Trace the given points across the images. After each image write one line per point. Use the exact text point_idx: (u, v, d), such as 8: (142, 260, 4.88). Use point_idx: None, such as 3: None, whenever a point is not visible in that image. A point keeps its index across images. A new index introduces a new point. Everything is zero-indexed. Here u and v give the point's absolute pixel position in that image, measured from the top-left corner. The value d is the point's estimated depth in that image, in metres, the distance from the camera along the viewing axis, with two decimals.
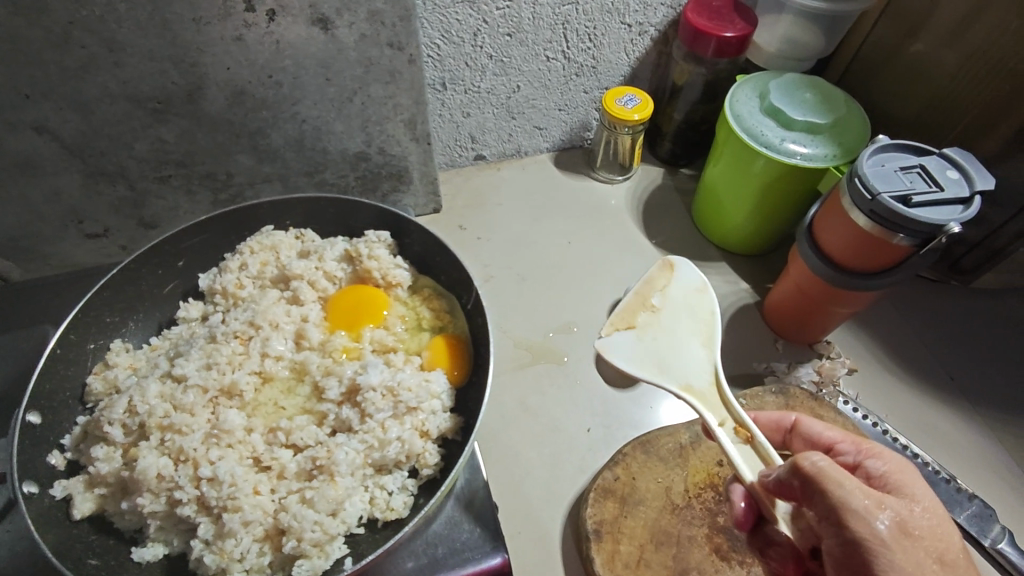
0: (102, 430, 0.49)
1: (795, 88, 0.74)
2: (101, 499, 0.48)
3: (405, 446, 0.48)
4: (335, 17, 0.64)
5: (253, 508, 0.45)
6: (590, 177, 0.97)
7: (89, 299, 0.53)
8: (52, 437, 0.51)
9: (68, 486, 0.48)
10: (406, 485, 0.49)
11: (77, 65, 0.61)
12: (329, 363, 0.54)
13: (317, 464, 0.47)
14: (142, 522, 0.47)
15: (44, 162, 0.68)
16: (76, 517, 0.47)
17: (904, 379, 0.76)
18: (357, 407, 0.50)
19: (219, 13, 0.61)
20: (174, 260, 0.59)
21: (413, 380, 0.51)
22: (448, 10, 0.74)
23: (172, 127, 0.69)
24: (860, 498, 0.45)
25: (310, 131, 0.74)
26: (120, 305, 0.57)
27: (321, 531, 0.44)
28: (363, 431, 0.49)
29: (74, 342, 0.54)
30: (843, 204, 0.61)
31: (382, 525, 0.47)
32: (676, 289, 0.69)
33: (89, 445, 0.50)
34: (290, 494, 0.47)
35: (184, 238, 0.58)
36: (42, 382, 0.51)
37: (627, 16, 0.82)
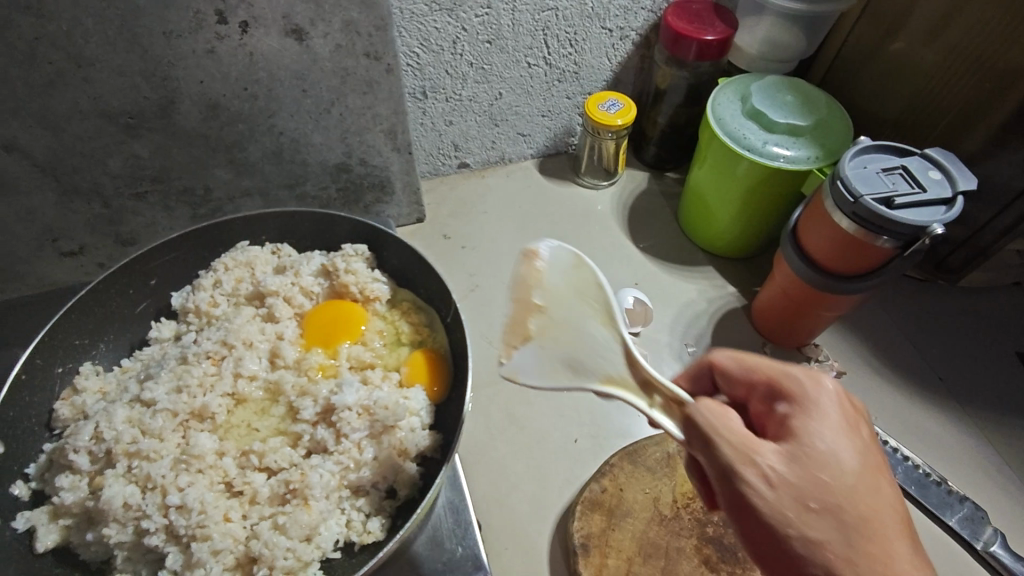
0: (68, 458, 0.47)
1: (776, 90, 0.74)
2: (66, 530, 0.47)
3: (380, 466, 0.47)
4: (309, 28, 0.64)
5: (221, 535, 0.44)
6: (576, 183, 0.97)
7: (56, 322, 0.52)
8: (16, 466, 0.50)
9: (31, 518, 0.46)
10: (383, 507, 0.48)
11: (45, 82, 0.60)
12: (304, 382, 0.53)
13: (290, 488, 0.46)
14: (109, 553, 0.46)
15: (16, 181, 0.66)
16: (39, 550, 0.46)
17: (894, 380, 0.75)
18: (332, 427, 0.49)
19: (191, 26, 0.60)
20: (146, 279, 0.57)
21: (389, 398, 0.50)
22: (426, 18, 0.74)
23: (146, 142, 0.68)
24: (745, 439, 0.42)
25: (288, 143, 0.73)
26: (87, 328, 0.55)
27: (294, 558, 0.43)
28: (338, 452, 0.48)
29: (41, 367, 0.52)
30: (826, 206, 0.60)
31: (359, 549, 0.46)
32: (553, 276, 0.53)
33: (55, 474, 0.48)
34: (263, 520, 0.46)
35: (155, 256, 0.57)
36: (9, 409, 0.50)
37: (607, 21, 0.82)
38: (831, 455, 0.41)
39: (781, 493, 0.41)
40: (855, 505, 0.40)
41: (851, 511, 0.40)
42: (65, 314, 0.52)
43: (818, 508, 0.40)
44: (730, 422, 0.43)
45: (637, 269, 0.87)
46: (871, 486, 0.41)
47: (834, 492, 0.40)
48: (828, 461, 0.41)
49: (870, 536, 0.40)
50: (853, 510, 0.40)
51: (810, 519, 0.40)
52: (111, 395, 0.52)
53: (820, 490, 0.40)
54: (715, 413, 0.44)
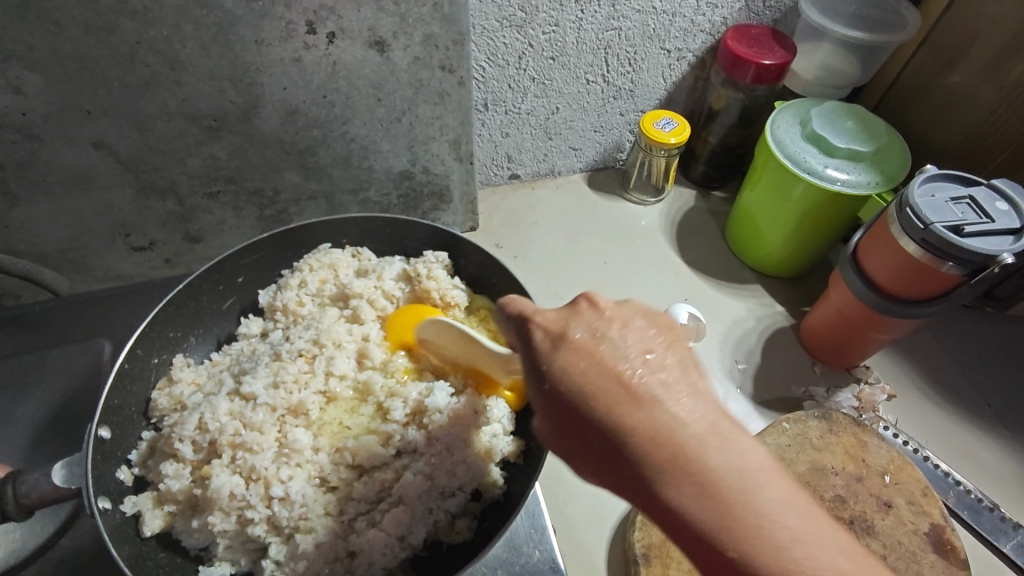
0: (172, 447, 0.51)
1: (836, 116, 0.75)
2: (170, 516, 0.50)
3: (469, 469, 0.51)
4: (391, 40, 0.66)
5: (323, 527, 0.49)
6: (623, 198, 0.98)
7: (156, 315, 0.56)
8: (119, 451, 0.52)
9: (138, 503, 0.50)
10: (469, 508, 0.53)
11: (140, 83, 0.62)
12: (392, 384, 0.57)
13: (385, 487, 0.51)
14: (210, 540, 0.50)
15: (99, 176, 0.69)
16: (146, 534, 0.49)
17: (943, 405, 0.76)
18: (423, 429, 0.53)
19: (281, 35, 0.62)
20: (234, 276, 0.62)
21: (478, 404, 0.54)
22: (496, 33, 0.75)
23: (225, 144, 0.70)
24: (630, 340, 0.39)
25: (357, 149, 0.75)
26: (182, 320, 0.59)
27: (391, 554, 0.48)
28: (430, 454, 0.52)
29: (141, 357, 0.56)
30: (892, 230, 0.62)
31: (446, 547, 0.52)
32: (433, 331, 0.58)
33: (157, 461, 0.52)
34: (358, 517, 0.50)
35: (245, 255, 0.61)
36: (114, 395, 0.53)
37: (667, 42, 0.83)
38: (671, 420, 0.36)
39: (647, 445, 0.35)
40: (727, 481, 0.34)
41: (777, 559, 0.33)
42: (163, 308, 0.56)
43: (700, 490, 0.34)
44: (575, 376, 0.38)
45: (686, 284, 0.88)
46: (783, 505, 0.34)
47: (733, 523, 0.33)
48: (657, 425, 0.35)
49: (757, 534, 0.33)
50: (729, 474, 0.34)
51: (681, 473, 0.34)
52: (205, 388, 0.56)
53: (683, 442, 0.35)
54: (580, 371, 0.38)
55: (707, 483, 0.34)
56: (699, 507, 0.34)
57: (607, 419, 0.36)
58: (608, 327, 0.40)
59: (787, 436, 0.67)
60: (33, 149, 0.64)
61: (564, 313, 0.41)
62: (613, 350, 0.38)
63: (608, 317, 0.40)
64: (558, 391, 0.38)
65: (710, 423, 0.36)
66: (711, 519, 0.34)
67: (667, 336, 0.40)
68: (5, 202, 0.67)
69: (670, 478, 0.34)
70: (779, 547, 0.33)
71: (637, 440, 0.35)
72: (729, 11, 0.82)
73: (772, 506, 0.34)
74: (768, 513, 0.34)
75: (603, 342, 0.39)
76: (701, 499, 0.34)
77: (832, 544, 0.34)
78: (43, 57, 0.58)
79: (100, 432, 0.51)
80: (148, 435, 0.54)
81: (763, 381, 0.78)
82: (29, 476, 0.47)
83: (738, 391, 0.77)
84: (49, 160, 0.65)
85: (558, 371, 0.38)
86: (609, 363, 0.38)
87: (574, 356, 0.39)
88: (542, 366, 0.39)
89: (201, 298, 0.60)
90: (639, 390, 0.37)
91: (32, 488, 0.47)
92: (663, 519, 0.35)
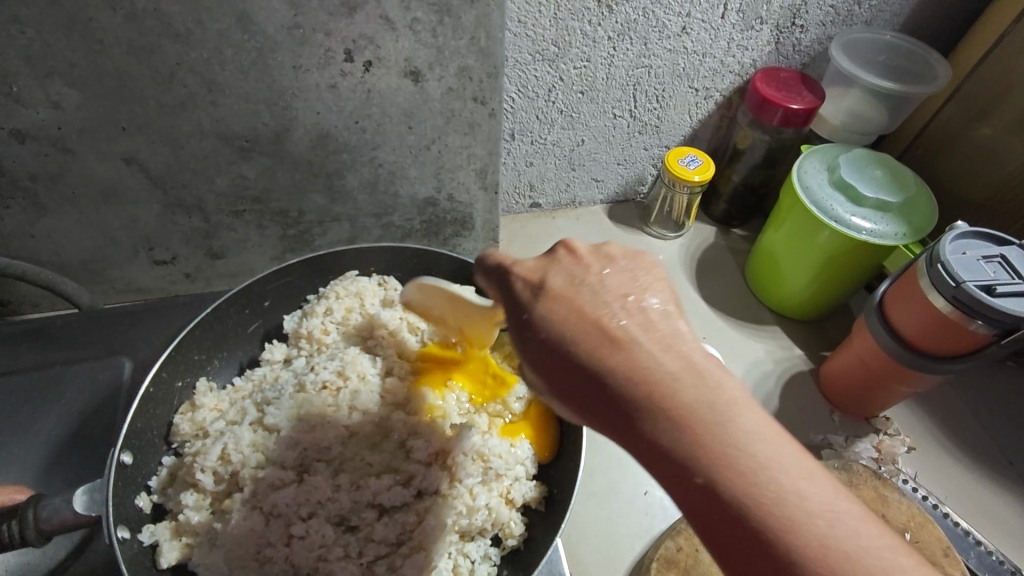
0: (194, 477, 0.53)
1: (865, 164, 0.76)
2: (187, 548, 0.51)
3: (491, 514, 0.53)
4: (426, 70, 0.66)
5: (342, 570, 0.50)
6: (643, 232, 0.98)
7: (183, 338, 0.58)
8: (140, 477, 0.55)
9: (156, 533, 0.51)
10: (488, 555, 0.53)
11: (176, 102, 0.63)
12: (415, 423, 0.57)
13: (407, 529, 0.52)
14: None
15: (128, 191, 0.69)
16: (162, 565, 0.50)
17: (964, 461, 0.75)
18: (446, 469, 0.55)
19: (319, 62, 0.63)
20: (261, 300, 0.64)
21: (502, 447, 0.56)
22: (528, 66, 0.76)
23: (254, 165, 0.70)
24: (608, 284, 0.40)
25: (384, 175, 0.75)
26: (207, 343, 0.61)
27: None
28: (452, 497, 0.53)
29: (165, 380, 0.58)
30: (922, 284, 0.61)
31: None
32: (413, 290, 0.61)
33: (176, 490, 0.54)
34: (378, 560, 0.51)
35: (274, 278, 0.64)
36: (139, 418, 0.55)
37: (696, 81, 0.84)
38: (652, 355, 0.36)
39: (630, 381, 0.36)
40: (700, 410, 0.34)
41: (757, 493, 0.32)
42: (190, 331, 0.59)
43: (675, 421, 0.34)
44: (558, 316, 0.39)
45: (705, 323, 0.87)
46: (767, 441, 0.34)
47: (710, 452, 0.33)
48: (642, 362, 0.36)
49: (731, 460, 0.33)
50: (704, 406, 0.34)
51: (660, 409, 0.35)
52: (227, 415, 0.58)
53: (666, 375, 0.35)
54: (558, 315, 0.39)
55: (680, 415, 0.34)
56: (676, 439, 0.34)
57: (587, 357, 0.37)
58: (588, 274, 0.41)
59: None
60: (65, 162, 0.64)
61: (544, 263, 0.42)
62: (593, 295, 0.39)
63: (587, 262, 0.42)
64: (539, 337, 0.39)
65: (686, 360, 0.36)
66: (689, 451, 0.34)
67: (643, 276, 0.41)
68: (32, 212, 0.68)
69: (648, 410, 0.35)
70: (760, 479, 0.32)
71: (614, 376, 0.36)
72: (758, 54, 0.82)
73: (753, 444, 0.34)
74: (748, 448, 0.33)
75: (580, 289, 0.40)
76: (679, 433, 0.34)
77: (821, 484, 0.33)
78: (84, 74, 0.58)
79: (122, 457, 0.52)
80: (167, 461, 0.56)
81: (781, 427, 0.77)
82: (50, 501, 0.48)
83: None
84: (80, 173, 0.66)
85: (537, 317, 0.39)
86: (588, 308, 0.39)
87: (551, 302, 0.39)
88: (525, 313, 0.40)
89: (228, 321, 0.62)
90: (615, 331, 0.37)
91: (52, 513, 0.48)
92: (648, 456, 0.35)
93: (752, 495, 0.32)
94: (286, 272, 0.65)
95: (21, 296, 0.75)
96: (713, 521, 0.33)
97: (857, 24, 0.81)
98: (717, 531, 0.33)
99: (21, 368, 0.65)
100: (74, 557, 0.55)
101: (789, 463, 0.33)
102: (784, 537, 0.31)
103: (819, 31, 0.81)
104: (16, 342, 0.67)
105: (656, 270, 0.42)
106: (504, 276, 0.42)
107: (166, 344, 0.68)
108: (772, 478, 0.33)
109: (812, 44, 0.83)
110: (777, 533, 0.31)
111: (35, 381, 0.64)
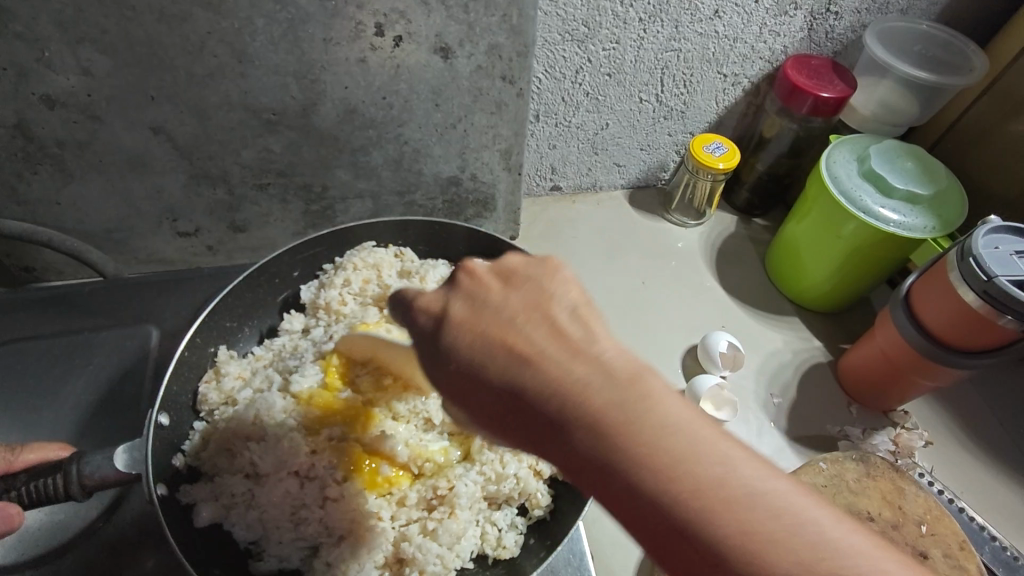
0: (227, 441, 0.55)
1: (896, 156, 0.75)
2: (222, 510, 0.53)
3: (519, 484, 0.56)
4: (456, 47, 0.66)
5: (376, 531, 0.53)
6: (664, 219, 0.97)
7: (217, 305, 0.61)
8: (176, 438, 0.56)
9: (193, 493, 0.53)
10: (515, 523, 0.56)
11: (205, 72, 0.62)
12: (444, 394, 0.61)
13: (438, 495, 0.55)
14: (261, 534, 0.53)
15: (155, 161, 0.69)
16: (198, 524, 0.52)
17: (981, 457, 0.75)
18: (485, 438, 0.58)
19: (349, 35, 0.62)
20: (291, 270, 0.66)
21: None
22: (556, 47, 0.75)
23: (281, 138, 0.70)
24: (534, 290, 0.37)
25: (409, 153, 0.75)
26: (238, 311, 0.64)
27: (441, 564, 0.52)
28: (481, 464, 0.57)
29: (199, 345, 0.60)
30: (951, 277, 0.61)
31: (491, 562, 0.55)
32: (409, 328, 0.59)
33: (211, 453, 0.56)
34: (410, 523, 0.54)
35: (303, 249, 0.66)
36: (175, 381, 0.57)
37: (724, 67, 0.82)
38: (590, 374, 0.33)
39: (551, 387, 0.33)
40: (641, 418, 0.32)
41: (704, 504, 0.30)
42: (224, 298, 0.61)
43: (602, 436, 0.32)
44: (484, 327, 0.36)
45: (725, 312, 0.87)
46: (684, 427, 0.32)
47: (644, 453, 0.31)
48: (577, 382, 0.33)
49: (688, 466, 0.31)
50: (632, 369, 0.33)
51: (566, 427, 0.32)
52: (253, 383, 0.59)
53: (591, 387, 0.33)
54: (464, 344, 0.35)
55: (597, 427, 0.32)
56: (596, 450, 0.32)
57: (516, 378, 0.34)
58: (486, 293, 0.37)
59: (823, 476, 0.67)
60: (94, 130, 0.64)
61: (443, 291, 0.38)
62: (495, 313, 0.36)
63: (487, 284, 0.38)
64: (458, 368, 0.36)
65: (597, 370, 0.33)
66: (622, 440, 0.32)
67: (552, 283, 0.38)
68: (60, 178, 0.68)
69: (578, 430, 0.32)
70: (698, 490, 0.30)
71: (533, 383, 0.33)
72: (790, 40, 0.81)
73: (667, 425, 0.32)
74: (672, 443, 0.31)
75: (496, 287, 0.38)
76: (602, 455, 0.32)
77: (749, 453, 0.32)
78: (114, 40, 0.58)
79: (160, 418, 0.55)
80: (200, 426, 0.57)
81: (799, 417, 0.77)
82: (92, 458, 0.48)
83: (773, 424, 0.76)
84: (107, 141, 0.66)
85: (447, 349, 0.36)
86: (503, 329, 0.35)
87: (451, 330, 0.36)
88: (433, 347, 0.37)
89: (259, 288, 0.64)
90: (550, 344, 0.34)
91: (95, 469, 0.48)
92: (572, 470, 0.33)
93: (698, 488, 0.30)
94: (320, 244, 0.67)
95: (46, 263, 0.76)
96: (645, 521, 0.31)
97: (892, 13, 0.80)
98: (662, 544, 0.31)
99: (52, 333, 0.66)
100: (106, 517, 0.57)
101: (718, 444, 0.32)
102: (728, 553, 0.29)
103: (854, 18, 0.80)
104: (42, 308, 0.68)
105: (566, 271, 0.39)
106: (399, 306, 0.39)
107: (191, 314, 0.69)
108: (711, 478, 0.31)
109: (845, 31, 0.81)
110: (717, 547, 0.29)
111: (65, 346, 0.65)
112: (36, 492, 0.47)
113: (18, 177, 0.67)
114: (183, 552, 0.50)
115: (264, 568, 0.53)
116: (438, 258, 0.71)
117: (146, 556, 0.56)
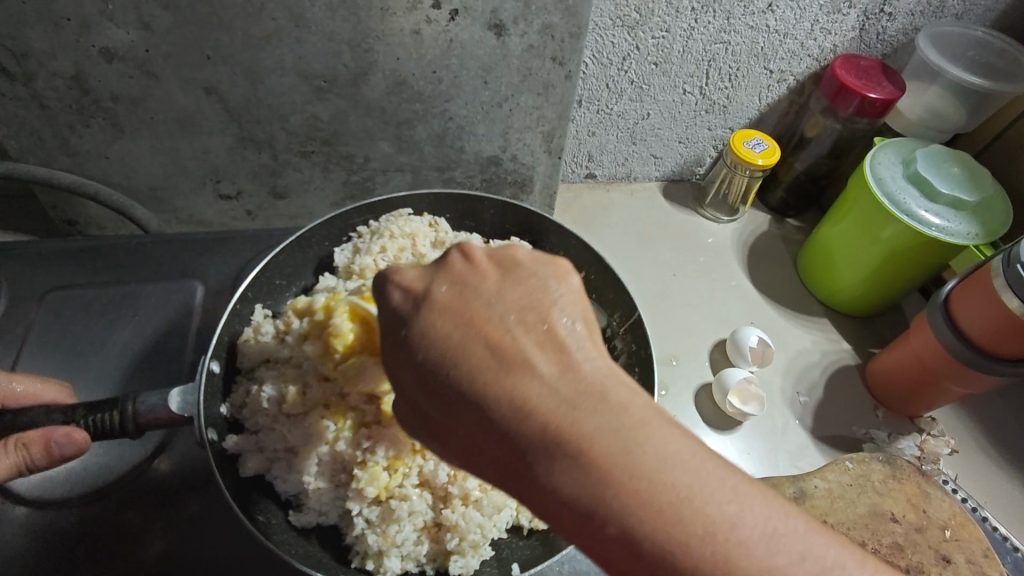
0: (264, 400, 0.57)
1: (942, 160, 0.74)
2: (265, 463, 0.55)
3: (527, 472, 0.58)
4: (510, 25, 0.65)
5: (418, 496, 0.55)
6: (697, 213, 0.97)
7: (268, 262, 0.62)
8: (224, 388, 0.58)
9: (239, 443, 0.55)
10: None
11: (262, 35, 0.63)
12: None
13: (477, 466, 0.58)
14: (302, 488, 0.55)
15: (203, 122, 0.70)
16: (243, 473, 0.55)
17: (1005, 467, 0.74)
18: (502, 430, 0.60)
19: (406, 7, 0.63)
20: (340, 233, 0.68)
21: None
22: (607, 31, 0.74)
23: (329, 106, 0.70)
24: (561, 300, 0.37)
25: (453, 128, 0.75)
26: (287, 271, 0.65)
27: (480, 533, 0.53)
28: None
29: (250, 299, 0.62)
30: (996, 283, 0.60)
31: (527, 534, 0.57)
32: None
33: (252, 410, 0.57)
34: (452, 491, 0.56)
35: (354, 216, 0.68)
36: (224, 333, 0.59)
37: (772, 62, 0.82)
38: (602, 430, 0.32)
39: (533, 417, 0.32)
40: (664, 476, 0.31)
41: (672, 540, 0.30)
42: (275, 256, 0.62)
43: (574, 453, 0.31)
44: (435, 335, 0.35)
45: (754, 308, 0.87)
46: (649, 437, 0.32)
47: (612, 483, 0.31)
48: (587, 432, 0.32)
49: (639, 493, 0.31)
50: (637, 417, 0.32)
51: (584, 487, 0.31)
52: (292, 344, 0.60)
53: (579, 423, 0.32)
54: (440, 329, 0.35)
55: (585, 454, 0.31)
56: (573, 479, 0.31)
57: (457, 375, 0.34)
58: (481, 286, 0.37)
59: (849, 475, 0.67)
60: (148, 86, 0.65)
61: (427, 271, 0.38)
62: (483, 304, 0.36)
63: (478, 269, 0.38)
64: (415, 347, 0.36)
65: (593, 376, 0.34)
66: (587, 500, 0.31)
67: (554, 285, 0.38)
68: (111, 132, 0.69)
69: (556, 458, 0.32)
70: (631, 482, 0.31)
71: (508, 405, 0.33)
72: (840, 39, 0.80)
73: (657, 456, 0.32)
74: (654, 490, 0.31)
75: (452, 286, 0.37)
76: (566, 478, 0.31)
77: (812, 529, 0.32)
78: None
79: (213, 366, 0.57)
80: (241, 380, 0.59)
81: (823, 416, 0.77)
82: (147, 398, 0.49)
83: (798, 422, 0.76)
84: (159, 99, 0.67)
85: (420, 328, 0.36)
86: (477, 316, 0.36)
87: (433, 314, 0.36)
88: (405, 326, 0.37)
89: (308, 251, 0.66)
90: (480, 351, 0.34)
91: (149, 409, 0.49)
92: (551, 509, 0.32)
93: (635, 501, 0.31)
94: (365, 210, 0.68)
95: (89, 217, 0.78)
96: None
97: (946, 17, 0.79)
98: None
99: (98, 283, 0.67)
100: (141, 463, 0.58)
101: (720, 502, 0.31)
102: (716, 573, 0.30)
103: (907, 20, 0.79)
104: (84, 258, 0.69)
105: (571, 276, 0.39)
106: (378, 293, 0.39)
107: (232, 272, 0.70)
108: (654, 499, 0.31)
109: (897, 34, 0.81)
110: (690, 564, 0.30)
111: (113, 296, 0.67)
112: (94, 426, 0.48)
113: (71, 129, 0.68)
114: (231, 496, 0.52)
115: (304, 521, 0.54)
116: (472, 233, 0.71)
117: (188, 501, 0.57)
